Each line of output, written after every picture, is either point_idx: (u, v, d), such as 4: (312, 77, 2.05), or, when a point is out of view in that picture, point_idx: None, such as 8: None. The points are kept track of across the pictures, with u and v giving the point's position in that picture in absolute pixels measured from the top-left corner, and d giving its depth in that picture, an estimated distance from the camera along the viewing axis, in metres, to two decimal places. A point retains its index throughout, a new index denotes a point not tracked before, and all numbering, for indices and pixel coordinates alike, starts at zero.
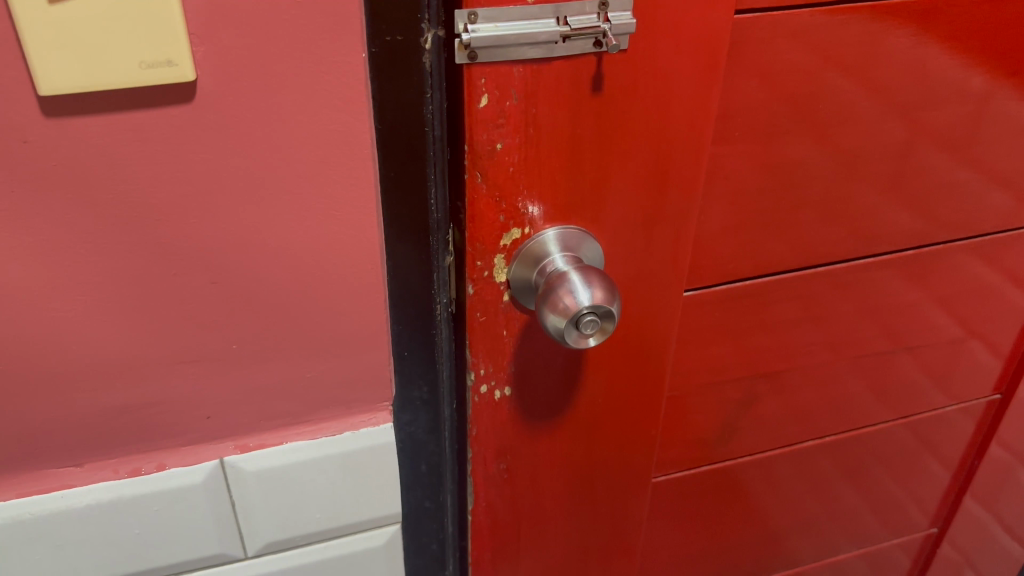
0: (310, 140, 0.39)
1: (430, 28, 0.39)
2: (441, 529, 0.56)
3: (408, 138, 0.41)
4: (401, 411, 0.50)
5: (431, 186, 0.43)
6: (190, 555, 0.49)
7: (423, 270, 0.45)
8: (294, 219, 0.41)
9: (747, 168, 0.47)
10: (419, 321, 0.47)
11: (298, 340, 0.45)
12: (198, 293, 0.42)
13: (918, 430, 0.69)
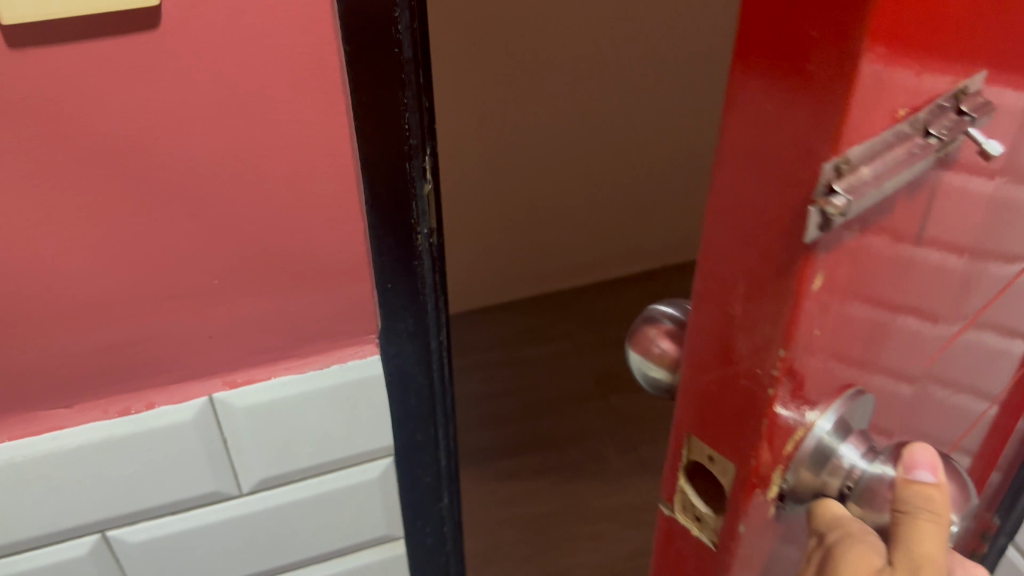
0: (278, 69, 0.39)
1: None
2: (433, 462, 0.56)
3: (379, 61, 0.41)
4: (387, 343, 0.50)
5: (406, 109, 0.43)
6: (185, 493, 0.50)
7: (402, 198, 0.45)
8: (269, 147, 0.41)
9: (995, 248, 0.38)
10: (400, 249, 0.47)
11: (280, 273, 0.45)
12: (177, 226, 0.42)
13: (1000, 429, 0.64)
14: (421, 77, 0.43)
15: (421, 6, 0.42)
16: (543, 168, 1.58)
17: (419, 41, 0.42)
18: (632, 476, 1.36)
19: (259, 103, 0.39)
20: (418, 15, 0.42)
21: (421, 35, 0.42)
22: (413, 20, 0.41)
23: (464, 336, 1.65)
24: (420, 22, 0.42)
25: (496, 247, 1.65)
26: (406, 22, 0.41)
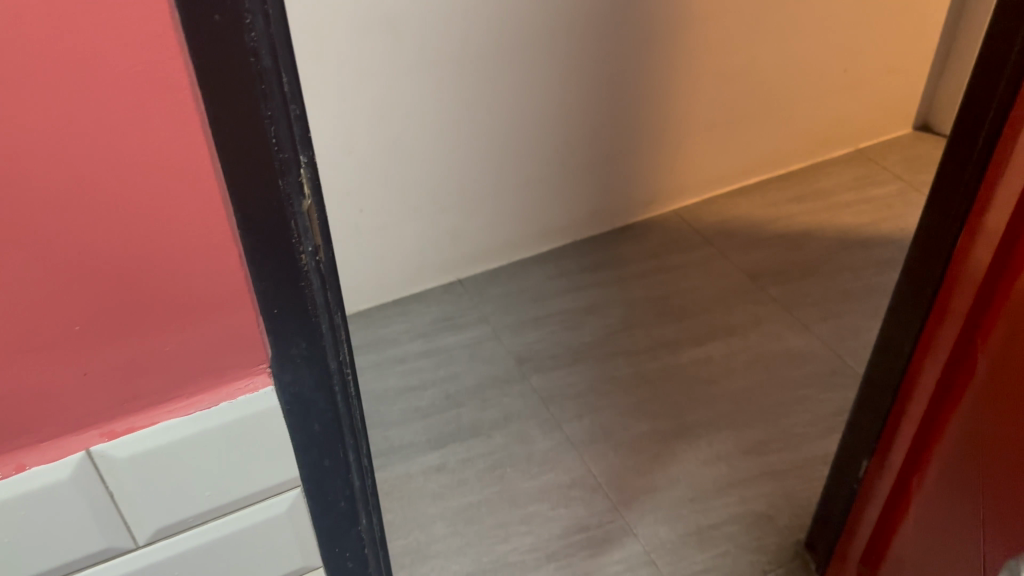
0: (122, 89, 0.34)
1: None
2: (345, 485, 0.53)
3: (235, 74, 0.37)
4: (280, 371, 0.46)
5: (273, 121, 0.39)
6: (72, 554, 0.46)
7: (280, 218, 0.42)
8: (121, 177, 0.37)
9: None
10: (284, 272, 0.43)
11: (153, 306, 0.41)
12: (25, 271, 0.37)
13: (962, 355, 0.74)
14: (287, 86, 0.40)
15: (279, 8, 0.39)
16: (445, 153, 1.54)
17: (281, 46, 0.39)
18: (557, 454, 1.36)
19: (103, 131, 0.35)
20: (278, 19, 0.39)
21: (283, 39, 0.39)
22: (272, 23, 0.38)
23: (379, 330, 1.61)
24: (280, 24, 0.39)
25: (402, 237, 1.62)
26: (262, 27, 0.37)
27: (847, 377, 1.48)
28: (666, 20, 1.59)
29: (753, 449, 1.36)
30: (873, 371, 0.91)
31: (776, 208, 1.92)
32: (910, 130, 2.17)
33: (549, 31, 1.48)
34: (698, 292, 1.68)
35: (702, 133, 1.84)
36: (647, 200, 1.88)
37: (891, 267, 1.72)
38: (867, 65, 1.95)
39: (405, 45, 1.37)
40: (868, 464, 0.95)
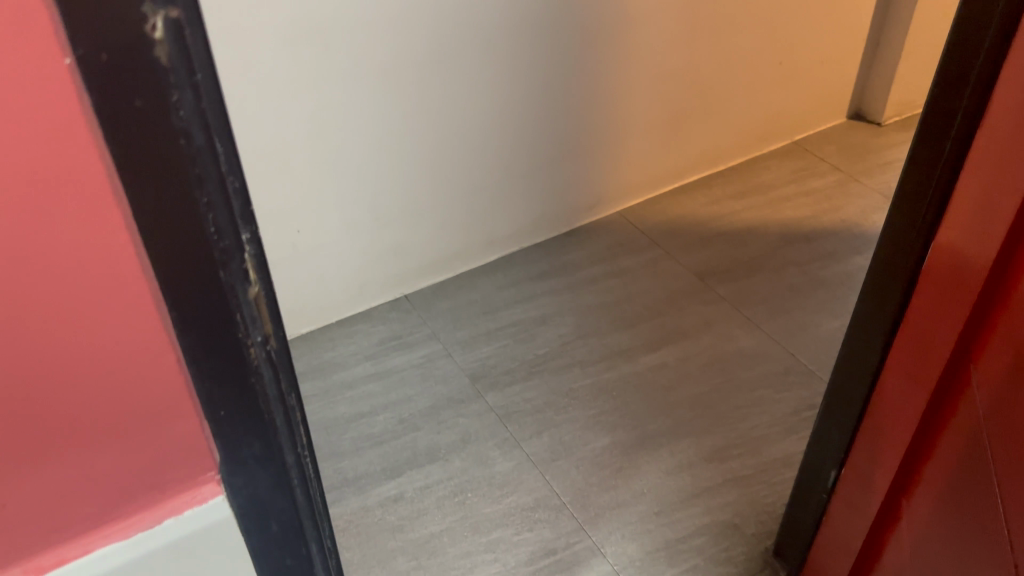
0: (43, 174, 0.33)
1: (157, 9, 0.32)
2: (301, 548, 0.53)
3: (162, 161, 0.35)
4: (225, 448, 0.46)
5: (207, 203, 0.37)
6: None
7: (219, 306, 0.41)
8: (48, 272, 0.36)
9: None
10: (225, 357, 0.42)
11: (87, 392, 0.40)
12: None
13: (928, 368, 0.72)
14: (226, 164, 0.37)
15: (214, 80, 0.35)
16: (383, 167, 1.47)
17: (216, 122, 0.36)
18: (519, 475, 1.33)
19: (30, 217, 0.34)
20: (210, 93, 0.35)
21: (219, 115, 0.36)
22: (202, 101, 0.35)
23: (324, 354, 1.55)
24: (215, 99, 0.36)
25: (344, 255, 1.55)
26: (191, 107, 0.35)
27: (801, 374, 1.48)
28: (604, 20, 1.55)
29: (714, 455, 1.35)
30: (837, 386, 0.91)
31: (719, 204, 1.92)
32: (843, 119, 2.20)
33: (486, 37, 1.43)
34: (649, 295, 1.66)
35: (644, 133, 1.82)
36: (592, 203, 1.85)
37: (834, 259, 1.73)
38: (802, 58, 1.96)
39: (335, 60, 1.29)
40: (837, 474, 0.96)
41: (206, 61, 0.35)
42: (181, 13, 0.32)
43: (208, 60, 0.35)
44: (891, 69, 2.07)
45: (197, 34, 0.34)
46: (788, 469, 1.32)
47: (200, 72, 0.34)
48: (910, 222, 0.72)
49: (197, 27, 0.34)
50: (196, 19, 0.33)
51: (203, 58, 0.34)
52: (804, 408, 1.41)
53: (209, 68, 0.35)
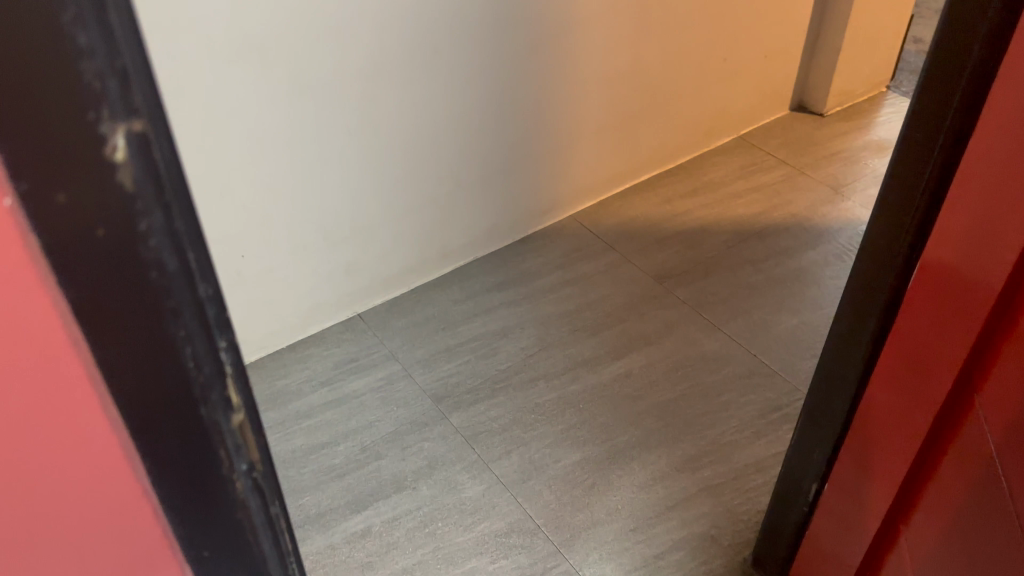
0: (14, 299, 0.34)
1: (118, 126, 0.32)
2: None
3: (125, 275, 0.36)
4: (193, 528, 0.47)
5: (182, 332, 0.39)
6: None
7: (184, 403, 0.42)
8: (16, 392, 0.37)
9: None
10: (193, 447, 0.44)
11: (56, 492, 0.41)
12: None
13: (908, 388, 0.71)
14: (201, 285, 0.39)
15: (186, 204, 0.37)
16: (330, 185, 1.41)
17: (187, 243, 0.37)
18: (490, 499, 1.29)
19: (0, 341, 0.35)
20: (180, 215, 0.36)
21: (191, 236, 0.37)
22: (174, 224, 0.36)
23: (278, 382, 1.48)
24: (187, 220, 0.37)
25: (293, 278, 1.48)
26: (161, 229, 0.36)
27: (766, 375, 1.47)
28: (551, 21, 1.51)
29: (686, 465, 1.33)
30: (816, 401, 0.93)
31: (671, 203, 1.90)
32: (786, 112, 2.21)
33: (433, 44, 1.36)
34: (609, 302, 1.64)
35: (594, 136, 1.79)
36: (546, 208, 1.82)
37: (789, 255, 1.73)
38: (746, 54, 1.95)
39: (274, 76, 1.22)
40: (818, 487, 0.98)
41: (178, 186, 0.36)
42: (145, 133, 0.33)
43: (179, 184, 0.36)
44: (832, 61, 2.09)
45: (166, 158, 0.35)
46: (759, 474, 1.31)
47: (170, 195, 0.36)
48: (896, 240, 0.74)
49: (167, 151, 0.35)
50: (164, 143, 0.35)
51: (173, 184, 0.36)
52: (771, 410, 1.40)
53: (181, 191, 0.36)
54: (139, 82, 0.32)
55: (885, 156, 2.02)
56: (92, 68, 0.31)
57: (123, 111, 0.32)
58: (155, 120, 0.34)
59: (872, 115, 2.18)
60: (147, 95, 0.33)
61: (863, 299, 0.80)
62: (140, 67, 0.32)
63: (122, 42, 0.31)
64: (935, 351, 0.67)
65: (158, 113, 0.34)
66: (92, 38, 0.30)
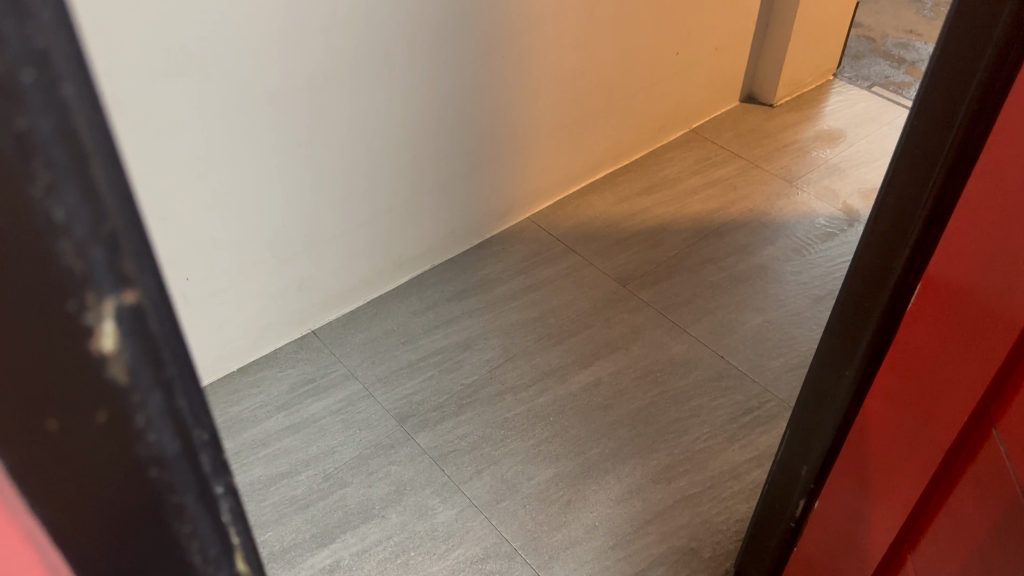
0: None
1: (105, 300, 0.20)
2: None
3: (122, 498, 0.23)
4: None
5: (188, 528, 0.25)
6: None
7: None
8: None
9: None
10: None
11: None
12: None
13: (914, 399, 0.70)
14: (204, 448, 0.24)
15: (185, 359, 0.22)
16: (278, 200, 1.33)
17: (194, 415, 0.23)
18: (463, 523, 1.24)
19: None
20: (181, 381, 0.22)
21: (193, 395, 0.23)
22: (173, 392, 0.22)
23: (231, 410, 1.40)
24: (188, 385, 0.23)
25: (243, 299, 1.40)
26: (160, 411, 0.22)
27: (734, 377, 1.45)
28: (505, 21, 1.45)
29: (661, 476, 1.30)
30: (802, 418, 0.91)
31: (629, 201, 1.87)
32: (737, 103, 2.20)
33: (384, 47, 1.29)
34: (572, 308, 1.60)
35: (551, 136, 1.74)
36: (503, 212, 1.77)
37: (750, 252, 1.72)
38: (699, 47, 1.92)
39: (213, 89, 1.13)
40: (805, 502, 0.97)
41: (175, 342, 0.22)
42: (140, 296, 0.20)
43: (177, 336, 0.22)
44: (782, 52, 2.08)
45: (162, 311, 0.21)
46: (735, 481, 1.28)
47: (166, 355, 0.22)
48: (892, 259, 0.72)
49: (163, 304, 0.21)
50: (160, 296, 0.21)
51: (172, 342, 0.22)
52: (744, 414, 1.38)
53: (179, 347, 0.22)
54: (137, 239, 0.20)
55: (837, 145, 2.02)
56: (70, 245, 0.18)
57: (110, 282, 0.19)
58: (153, 275, 0.20)
59: (821, 104, 2.18)
60: (141, 248, 0.20)
61: (855, 319, 0.78)
62: (132, 208, 0.19)
63: (108, 195, 0.18)
64: (944, 377, 0.66)
65: (156, 261, 0.20)
66: (69, 203, 0.18)
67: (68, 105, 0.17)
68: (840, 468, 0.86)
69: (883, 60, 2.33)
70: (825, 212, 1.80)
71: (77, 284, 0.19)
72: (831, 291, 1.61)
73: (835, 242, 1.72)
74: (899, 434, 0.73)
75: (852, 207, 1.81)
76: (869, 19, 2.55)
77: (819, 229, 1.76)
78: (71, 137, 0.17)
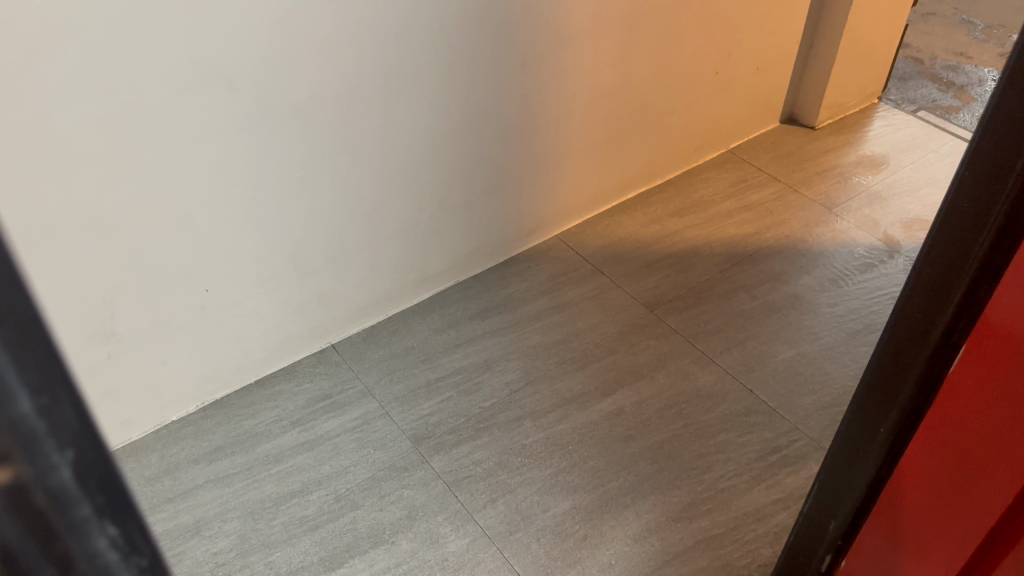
0: None
1: (22, 479, 0.21)
2: None
3: None
4: None
5: None
6: None
7: None
8: None
9: None
10: None
11: None
12: None
13: (957, 466, 0.65)
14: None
15: (114, 489, 0.24)
16: (301, 213, 1.31)
17: (121, 545, 0.24)
18: (475, 554, 1.20)
19: None
20: (109, 517, 0.24)
21: (122, 522, 0.24)
22: (98, 520, 0.23)
23: (245, 423, 1.39)
24: (118, 511, 0.24)
25: (263, 311, 1.38)
26: (88, 557, 0.24)
27: (763, 414, 1.40)
28: (540, 37, 1.41)
29: (682, 514, 1.25)
30: (829, 474, 0.85)
31: (660, 223, 1.82)
32: (776, 124, 2.15)
33: (415, 63, 1.27)
34: (597, 331, 1.56)
35: (582, 155, 1.70)
36: (530, 229, 1.73)
37: (784, 281, 1.66)
38: (739, 67, 1.87)
39: (234, 103, 1.11)
40: (832, 558, 0.92)
41: (102, 473, 0.23)
42: (59, 467, 0.22)
43: (107, 469, 0.23)
44: (825, 73, 2.02)
45: (86, 469, 0.23)
46: (760, 524, 1.23)
47: (92, 489, 0.23)
48: (933, 317, 0.65)
49: (89, 443, 0.23)
50: (86, 436, 0.23)
51: (98, 476, 0.23)
52: (771, 454, 1.33)
53: (108, 477, 0.23)
54: (53, 420, 0.21)
55: (880, 172, 1.95)
56: None
57: (27, 457, 0.21)
58: (71, 447, 0.22)
59: (864, 127, 2.12)
60: (60, 429, 0.22)
61: (891, 377, 0.72)
62: (56, 364, 0.21)
63: (23, 388, 0.20)
64: (989, 446, 0.61)
65: (72, 432, 0.22)
66: None
67: None
68: (875, 524, 0.81)
69: (930, 83, 2.25)
70: (865, 242, 1.74)
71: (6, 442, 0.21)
72: (867, 325, 1.54)
73: (875, 273, 1.66)
74: (940, 500, 0.68)
75: (892, 238, 1.74)
76: (917, 40, 2.47)
77: (857, 258, 1.70)
78: None
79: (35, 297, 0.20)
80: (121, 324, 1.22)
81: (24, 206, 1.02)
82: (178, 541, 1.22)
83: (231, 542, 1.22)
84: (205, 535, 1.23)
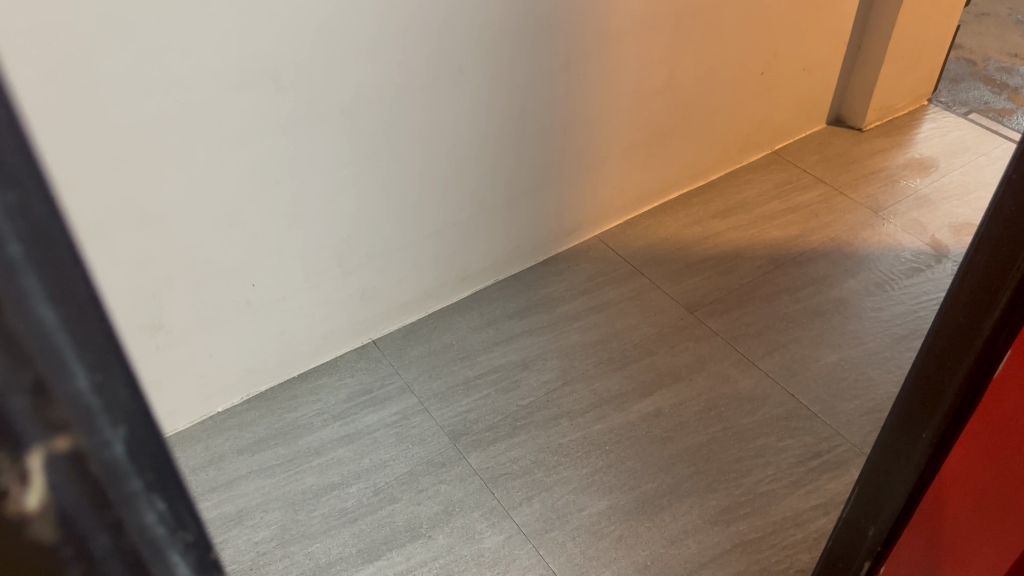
0: None
1: (70, 449, 0.22)
2: None
3: None
4: None
5: None
6: None
7: None
8: None
9: None
10: None
11: None
12: None
13: (1003, 469, 0.64)
14: (182, 549, 0.27)
15: (162, 466, 0.25)
16: (345, 210, 1.33)
17: (168, 520, 0.26)
18: (510, 550, 1.21)
19: None
20: (157, 491, 0.25)
21: (171, 499, 0.25)
22: (148, 495, 0.25)
23: (289, 416, 1.42)
24: (166, 488, 0.25)
25: (307, 307, 1.41)
26: (135, 528, 0.25)
27: (804, 418, 1.38)
28: (584, 37, 1.41)
29: (719, 518, 1.24)
30: (869, 481, 0.84)
31: (702, 224, 1.81)
32: (823, 126, 2.12)
33: (458, 62, 1.28)
34: (635, 332, 1.55)
35: (624, 155, 1.70)
36: (570, 229, 1.74)
37: (828, 284, 1.63)
38: (785, 67, 1.85)
39: (278, 101, 1.13)
40: (873, 565, 0.90)
41: (151, 451, 0.24)
42: (109, 441, 0.23)
43: (157, 446, 0.25)
44: (874, 75, 1.99)
45: (135, 445, 0.24)
46: (798, 529, 1.22)
47: (142, 465, 0.24)
48: (978, 323, 0.64)
49: (140, 421, 0.24)
50: (137, 413, 0.24)
51: (148, 452, 0.24)
52: (812, 459, 1.31)
53: (157, 453, 0.25)
54: (105, 398, 0.23)
55: (928, 175, 1.91)
56: (33, 411, 0.21)
57: (72, 433, 0.22)
58: (123, 423, 0.23)
59: (914, 130, 2.07)
60: (112, 405, 0.23)
61: (934, 382, 0.70)
62: (111, 345, 0.22)
63: (75, 364, 0.21)
64: None
65: (125, 410, 0.23)
66: (30, 379, 0.21)
67: (39, 309, 0.20)
68: (920, 533, 0.80)
69: (983, 84, 2.19)
70: (912, 245, 1.70)
71: (53, 415, 0.22)
72: (913, 330, 1.51)
73: (922, 278, 1.62)
74: (985, 503, 0.67)
75: (941, 242, 1.71)
76: (970, 41, 2.41)
77: (904, 262, 1.67)
78: (39, 331, 0.20)
79: (92, 281, 0.21)
80: (170, 317, 1.25)
81: (82, 200, 1.06)
82: (222, 529, 1.25)
83: (272, 532, 1.25)
84: (247, 524, 1.26)
